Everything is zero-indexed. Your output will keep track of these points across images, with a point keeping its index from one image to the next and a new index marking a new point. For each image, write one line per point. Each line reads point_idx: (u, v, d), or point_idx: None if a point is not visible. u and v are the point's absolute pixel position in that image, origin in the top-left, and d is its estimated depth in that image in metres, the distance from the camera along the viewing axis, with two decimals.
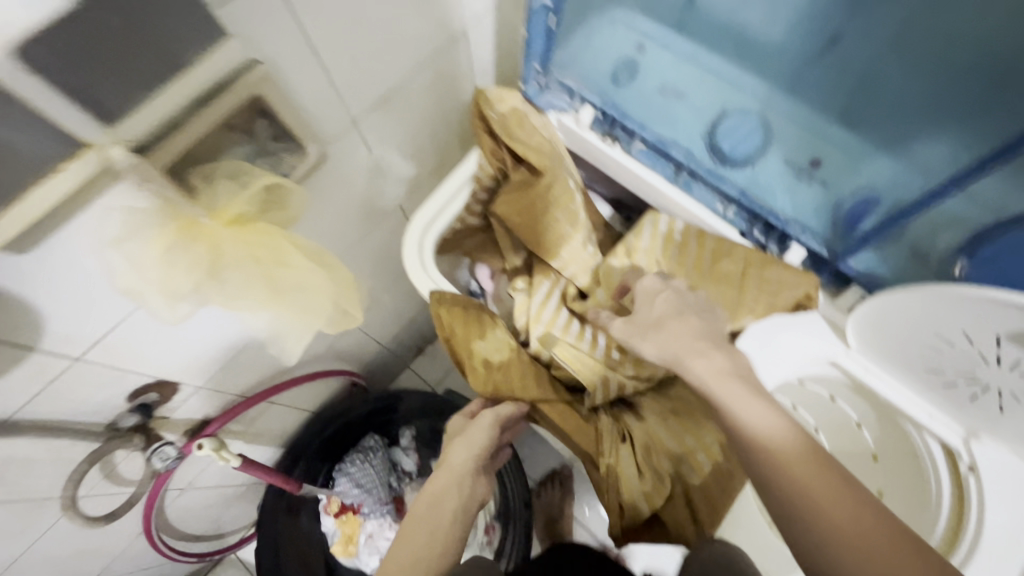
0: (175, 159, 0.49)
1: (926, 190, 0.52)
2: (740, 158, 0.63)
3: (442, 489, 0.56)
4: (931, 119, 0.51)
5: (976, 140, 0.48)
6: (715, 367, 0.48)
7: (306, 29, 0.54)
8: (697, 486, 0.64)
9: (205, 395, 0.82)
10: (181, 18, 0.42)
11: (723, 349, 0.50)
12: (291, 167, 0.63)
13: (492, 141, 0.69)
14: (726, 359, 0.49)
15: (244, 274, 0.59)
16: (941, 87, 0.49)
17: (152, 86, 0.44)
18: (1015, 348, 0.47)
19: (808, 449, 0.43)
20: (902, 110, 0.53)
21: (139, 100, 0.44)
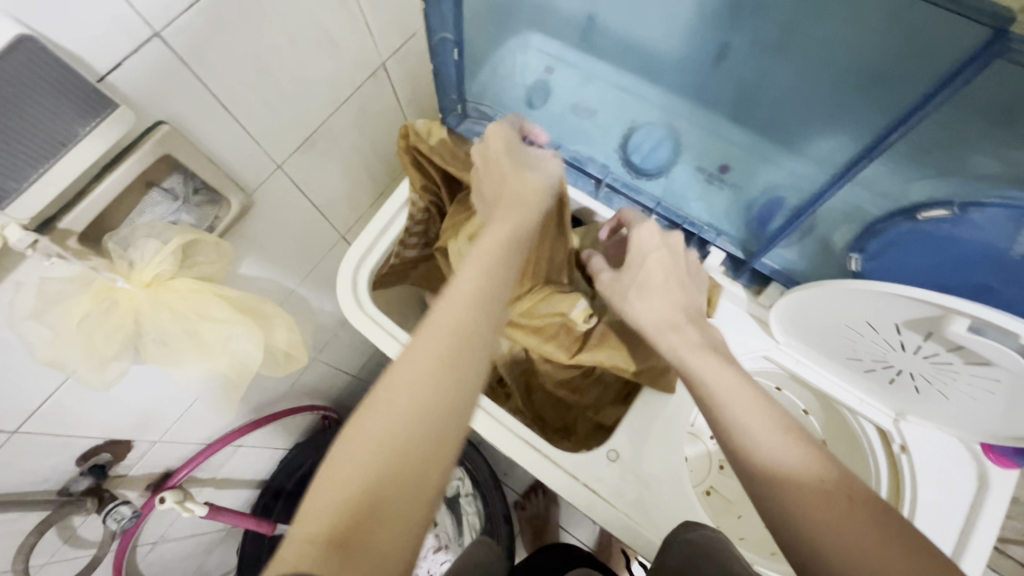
0: (85, 226, 0.50)
1: (820, 187, 0.51)
2: (653, 168, 0.64)
3: (452, 343, 0.41)
4: (816, 120, 0.50)
5: (862, 134, 0.46)
6: (688, 342, 0.50)
7: (210, 86, 0.55)
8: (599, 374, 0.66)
9: (162, 449, 0.82)
10: (59, 91, 0.42)
11: (697, 324, 0.53)
12: (216, 219, 0.64)
13: (421, 175, 0.70)
14: (699, 334, 0.51)
15: (167, 331, 0.60)
16: (821, 90, 0.48)
17: (38, 161, 0.44)
18: (914, 334, 0.48)
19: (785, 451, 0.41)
20: (791, 112, 0.52)
21: (28, 173, 0.44)
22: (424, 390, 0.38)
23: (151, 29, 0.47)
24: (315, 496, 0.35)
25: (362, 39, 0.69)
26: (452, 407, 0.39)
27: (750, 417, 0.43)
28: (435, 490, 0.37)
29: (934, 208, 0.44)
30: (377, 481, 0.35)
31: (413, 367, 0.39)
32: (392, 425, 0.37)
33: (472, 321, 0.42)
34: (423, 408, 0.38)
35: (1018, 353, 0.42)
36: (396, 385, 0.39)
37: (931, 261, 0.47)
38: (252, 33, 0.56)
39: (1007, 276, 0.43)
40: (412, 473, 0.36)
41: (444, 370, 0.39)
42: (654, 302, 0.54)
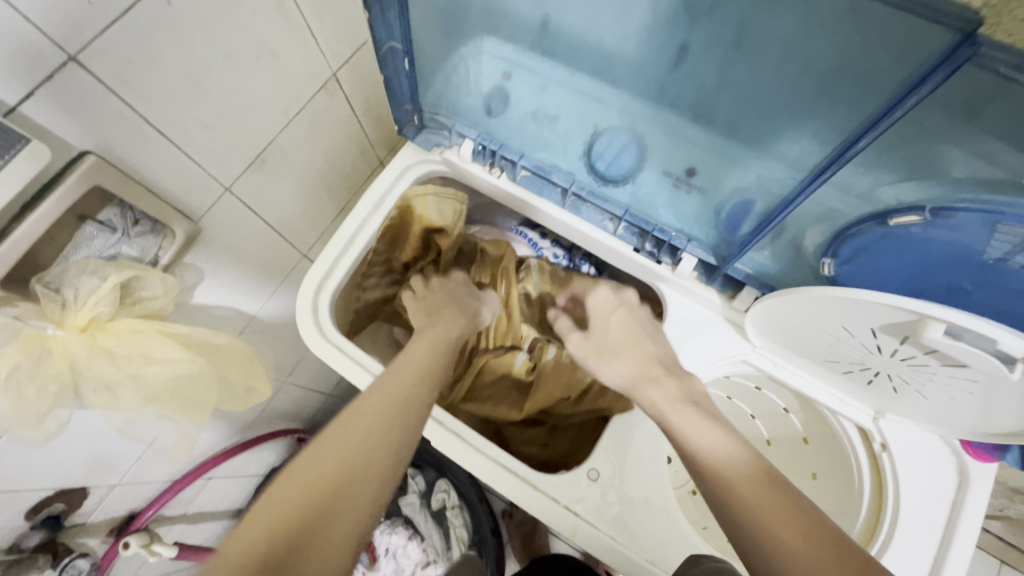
0: (7, 269, 0.46)
1: (790, 191, 0.50)
2: (619, 175, 0.63)
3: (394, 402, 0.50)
4: (784, 118, 0.47)
5: (830, 133, 0.45)
6: (667, 395, 0.54)
7: (141, 110, 0.52)
8: (557, 406, 0.69)
9: (122, 493, 0.77)
10: None
11: (675, 376, 0.57)
12: (160, 251, 0.60)
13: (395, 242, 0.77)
14: (676, 385, 0.56)
15: (110, 376, 0.57)
16: (787, 89, 0.45)
17: None
18: (891, 338, 0.47)
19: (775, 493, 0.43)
20: (752, 113, 0.49)
21: None
22: (362, 438, 0.46)
23: (66, 54, 0.43)
24: (252, 528, 0.39)
25: (307, 49, 0.65)
26: (385, 454, 0.46)
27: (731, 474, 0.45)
28: (364, 526, 0.42)
29: (902, 214, 0.42)
30: (309, 512, 0.40)
31: (352, 421, 0.47)
32: (330, 462, 0.43)
33: (406, 392, 0.51)
34: (356, 454, 0.44)
35: (993, 356, 0.41)
36: (337, 433, 0.46)
37: (902, 263, 0.46)
38: (185, 52, 0.52)
39: (979, 277, 0.42)
40: (338, 510, 0.41)
41: (379, 424, 0.47)
42: (629, 357, 0.60)
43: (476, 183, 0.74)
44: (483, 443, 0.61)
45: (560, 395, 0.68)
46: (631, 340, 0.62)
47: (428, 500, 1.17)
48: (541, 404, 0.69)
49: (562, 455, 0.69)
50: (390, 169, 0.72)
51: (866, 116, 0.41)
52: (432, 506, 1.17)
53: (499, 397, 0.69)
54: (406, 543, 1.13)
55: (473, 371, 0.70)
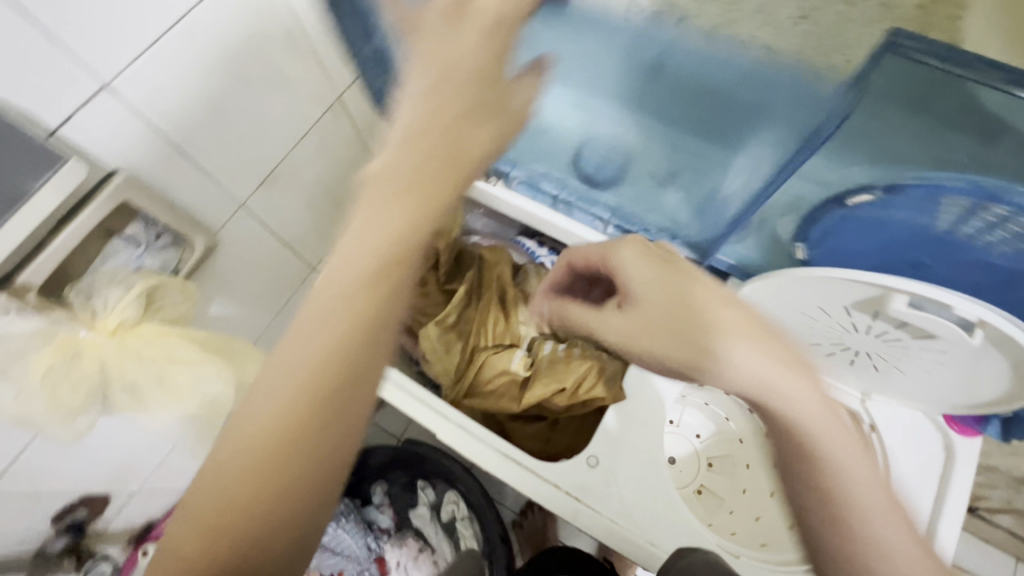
0: (46, 278, 0.51)
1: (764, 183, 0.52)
2: (607, 179, 0.68)
3: (323, 354, 0.32)
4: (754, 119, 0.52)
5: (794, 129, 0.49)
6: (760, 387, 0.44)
7: (163, 129, 0.56)
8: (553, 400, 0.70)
9: (141, 500, 0.81)
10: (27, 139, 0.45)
11: None
12: (180, 262, 0.64)
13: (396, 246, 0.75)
14: None
15: (135, 379, 0.61)
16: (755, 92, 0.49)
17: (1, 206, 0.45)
18: (864, 314, 0.50)
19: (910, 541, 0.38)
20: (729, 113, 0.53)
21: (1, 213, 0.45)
22: (286, 430, 0.32)
23: (100, 79, 0.49)
24: (188, 526, 0.32)
25: (315, 74, 0.71)
26: (326, 436, 0.33)
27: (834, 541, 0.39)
28: (320, 491, 0.33)
29: (859, 195, 0.45)
30: (235, 515, 0.31)
31: (270, 394, 0.32)
32: (249, 465, 0.32)
33: (358, 338, 0.32)
34: (276, 427, 0.32)
35: (956, 324, 0.44)
36: (251, 419, 0.32)
37: (868, 243, 0.49)
38: (202, 78, 0.58)
39: (936, 249, 0.45)
40: (279, 507, 0.32)
41: (309, 397, 0.32)
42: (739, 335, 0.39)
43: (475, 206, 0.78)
44: (489, 435, 0.63)
45: (556, 388, 0.69)
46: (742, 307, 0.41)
47: (439, 512, 1.18)
48: (538, 398, 0.69)
49: (561, 448, 0.72)
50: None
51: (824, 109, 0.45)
52: (443, 518, 1.17)
53: (497, 393, 0.71)
54: (417, 556, 1.16)
55: (473, 371, 0.72)
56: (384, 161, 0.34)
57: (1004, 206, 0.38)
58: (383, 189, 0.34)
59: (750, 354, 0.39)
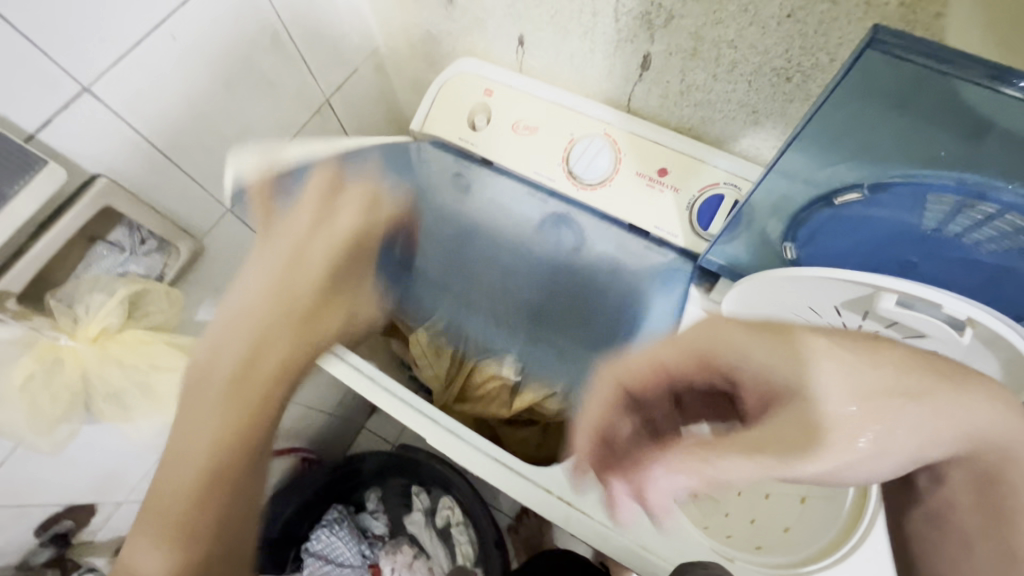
0: (25, 285, 0.50)
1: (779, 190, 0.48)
2: (596, 176, 0.65)
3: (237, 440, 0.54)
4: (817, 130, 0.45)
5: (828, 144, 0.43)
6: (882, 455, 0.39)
7: (146, 133, 0.56)
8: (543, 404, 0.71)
9: (128, 510, 0.80)
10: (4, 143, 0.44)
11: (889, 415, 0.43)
12: (165, 268, 0.63)
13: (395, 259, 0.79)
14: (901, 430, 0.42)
15: (118, 387, 0.60)
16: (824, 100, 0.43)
17: None
18: (854, 314, 0.49)
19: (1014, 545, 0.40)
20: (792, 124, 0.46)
21: None
22: (223, 473, 0.53)
23: (80, 82, 0.48)
24: (162, 535, 0.52)
25: (302, 77, 0.71)
26: (212, 500, 0.53)
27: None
28: (209, 548, 0.53)
29: (845, 193, 0.45)
30: (185, 533, 0.52)
31: (173, 478, 0.53)
32: (184, 510, 0.53)
33: (227, 440, 0.54)
34: (207, 479, 0.53)
35: (946, 323, 0.43)
36: (163, 489, 0.53)
37: (859, 241, 0.47)
38: (186, 80, 0.57)
39: (923, 249, 0.44)
40: (200, 532, 0.53)
41: (202, 477, 0.53)
42: (853, 434, 0.36)
43: (457, 212, 0.72)
44: (475, 438, 0.62)
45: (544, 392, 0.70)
46: (852, 377, 0.37)
47: (433, 517, 1.17)
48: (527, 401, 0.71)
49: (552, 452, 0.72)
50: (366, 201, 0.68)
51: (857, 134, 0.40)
52: (437, 524, 1.16)
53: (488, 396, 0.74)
54: (412, 563, 1.14)
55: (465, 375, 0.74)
56: (218, 335, 0.57)
57: (993, 203, 0.38)
58: (218, 347, 0.57)
59: (860, 411, 0.36)
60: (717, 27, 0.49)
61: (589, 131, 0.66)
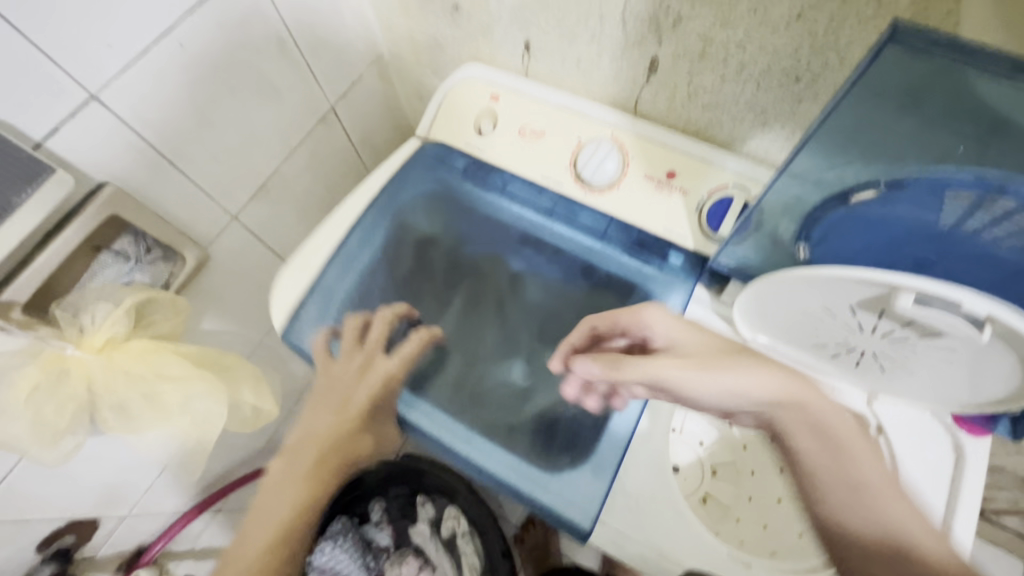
0: (31, 294, 0.49)
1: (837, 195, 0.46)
2: (603, 181, 0.65)
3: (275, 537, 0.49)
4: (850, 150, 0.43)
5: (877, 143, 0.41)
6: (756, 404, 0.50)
7: (153, 141, 0.55)
8: None
9: (131, 524, 0.78)
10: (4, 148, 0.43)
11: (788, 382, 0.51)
12: (172, 276, 0.63)
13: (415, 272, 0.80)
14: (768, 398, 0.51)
15: (125, 399, 0.59)
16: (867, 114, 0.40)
17: None
18: (870, 313, 0.49)
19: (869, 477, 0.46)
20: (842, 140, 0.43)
21: None
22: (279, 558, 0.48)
23: (88, 88, 0.48)
24: None
25: (307, 83, 0.71)
26: None
27: (904, 515, 0.45)
28: None
29: (860, 191, 0.44)
30: None
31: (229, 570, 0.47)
32: None
33: (284, 534, 0.50)
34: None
35: (965, 320, 0.43)
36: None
37: (872, 241, 0.47)
38: (193, 87, 0.57)
39: (940, 246, 0.43)
40: None
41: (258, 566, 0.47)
42: (689, 365, 0.50)
43: (462, 218, 0.71)
44: (494, 448, 0.59)
45: None
46: (671, 326, 0.55)
47: (439, 528, 1.15)
48: None
49: None
50: (362, 224, 0.68)
51: (901, 124, 0.39)
52: (443, 535, 1.15)
53: None
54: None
55: None
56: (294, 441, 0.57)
57: (1010, 199, 0.37)
58: (291, 461, 0.55)
59: (669, 328, 0.55)
60: (726, 28, 0.50)
61: (597, 135, 0.66)
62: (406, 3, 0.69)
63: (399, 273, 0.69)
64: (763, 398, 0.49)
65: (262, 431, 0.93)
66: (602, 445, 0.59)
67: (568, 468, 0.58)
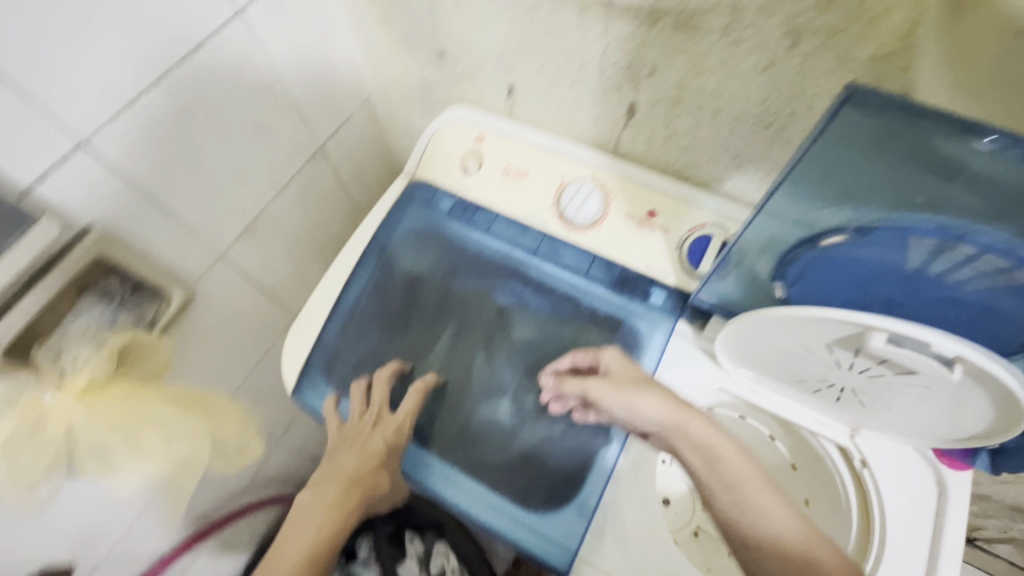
0: (13, 338, 0.49)
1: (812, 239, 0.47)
2: (586, 220, 0.67)
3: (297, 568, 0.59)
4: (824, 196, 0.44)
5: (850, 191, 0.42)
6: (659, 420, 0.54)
7: (141, 185, 0.56)
8: None
9: (109, 569, 0.76)
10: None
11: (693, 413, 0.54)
12: (156, 316, 0.63)
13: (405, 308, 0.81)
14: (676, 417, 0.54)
15: (104, 444, 0.58)
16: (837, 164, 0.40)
17: None
18: (846, 351, 0.50)
19: (753, 487, 0.50)
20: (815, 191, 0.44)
21: None
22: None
23: (78, 136, 0.49)
24: None
25: (296, 125, 0.72)
26: None
27: (780, 513, 0.48)
28: None
29: (830, 236, 0.45)
30: None
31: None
32: None
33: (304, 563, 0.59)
34: None
35: (935, 359, 0.44)
36: None
37: (845, 282, 0.48)
38: (183, 131, 0.58)
39: (908, 287, 0.45)
40: None
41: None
42: (610, 387, 0.56)
43: (449, 252, 0.72)
44: (478, 487, 0.60)
45: None
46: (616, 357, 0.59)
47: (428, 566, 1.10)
48: None
49: None
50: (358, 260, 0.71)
51: (871, 172, 0.40)
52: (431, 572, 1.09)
53: None
54: None
55: None
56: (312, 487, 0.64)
57: (970, 245, 0.38)
58: (310, 503, 0.63)
59: (611, 358, 0.59)
60: (700, 77, 0.52)
61: (579, 175, 0.68)
62: (394, 48, 0.72)
63: (387, 310, 0.70)
64: (653, 421, 0.54)
65: (247, 469, 0.92)
66: (589, 486, 0.59)
67: (555, 510, 0.58)
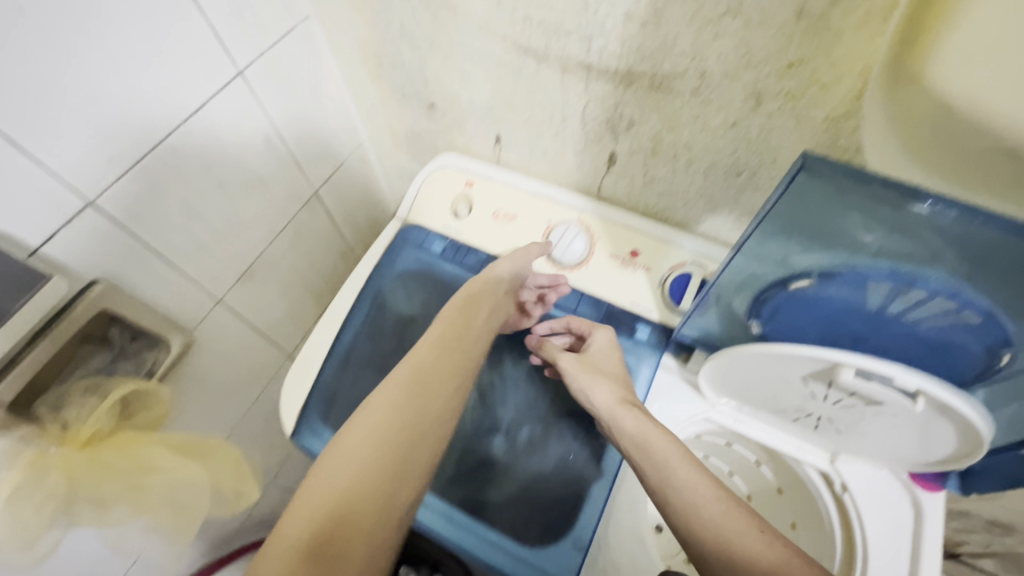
0: (16, 394, 0.49)
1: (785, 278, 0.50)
2: (573, 259, 0.70)
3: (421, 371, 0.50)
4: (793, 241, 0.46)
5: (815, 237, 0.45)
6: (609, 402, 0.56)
7: (143, 239, 0.58)
8: None
9: None
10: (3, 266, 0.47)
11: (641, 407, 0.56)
12: (155, 364, 0.63)
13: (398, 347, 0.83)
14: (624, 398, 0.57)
15: (104, 490, 0.59)
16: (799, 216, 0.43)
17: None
18: (820, 383, 0.53)
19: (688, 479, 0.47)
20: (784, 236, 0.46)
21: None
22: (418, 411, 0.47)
23: (85, 198, 0.51)
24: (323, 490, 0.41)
25: (292, 172, 0.75)
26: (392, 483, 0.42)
27: (710, 496, 0.45)
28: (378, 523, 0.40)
29: (797, 279, 0.49)
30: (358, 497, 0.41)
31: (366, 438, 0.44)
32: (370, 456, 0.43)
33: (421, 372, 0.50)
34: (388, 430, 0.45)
35: (900, 392, 0.47)
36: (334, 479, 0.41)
37: (816, 318, 0.52)
38: (184, 185, 0.61)
39: (872, 324, 0.48)
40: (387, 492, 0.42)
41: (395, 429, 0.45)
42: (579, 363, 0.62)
43: (441, 293, 0.74)
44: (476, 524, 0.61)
45: None
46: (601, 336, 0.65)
47: None
48: None
49: None
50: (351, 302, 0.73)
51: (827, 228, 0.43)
52: None
53: None
54: None
55: None
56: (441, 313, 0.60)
57: (922, 289, 0.42)
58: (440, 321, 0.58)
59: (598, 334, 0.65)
60: (673, 131, 0.56)
61: (565, 218, 0.71)
62: (386, 99, 0.76)
63: (382, 351, 0.72)
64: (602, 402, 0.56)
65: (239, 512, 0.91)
66: (583, 520, 0.60)
67: (552, 544, 0.59)
